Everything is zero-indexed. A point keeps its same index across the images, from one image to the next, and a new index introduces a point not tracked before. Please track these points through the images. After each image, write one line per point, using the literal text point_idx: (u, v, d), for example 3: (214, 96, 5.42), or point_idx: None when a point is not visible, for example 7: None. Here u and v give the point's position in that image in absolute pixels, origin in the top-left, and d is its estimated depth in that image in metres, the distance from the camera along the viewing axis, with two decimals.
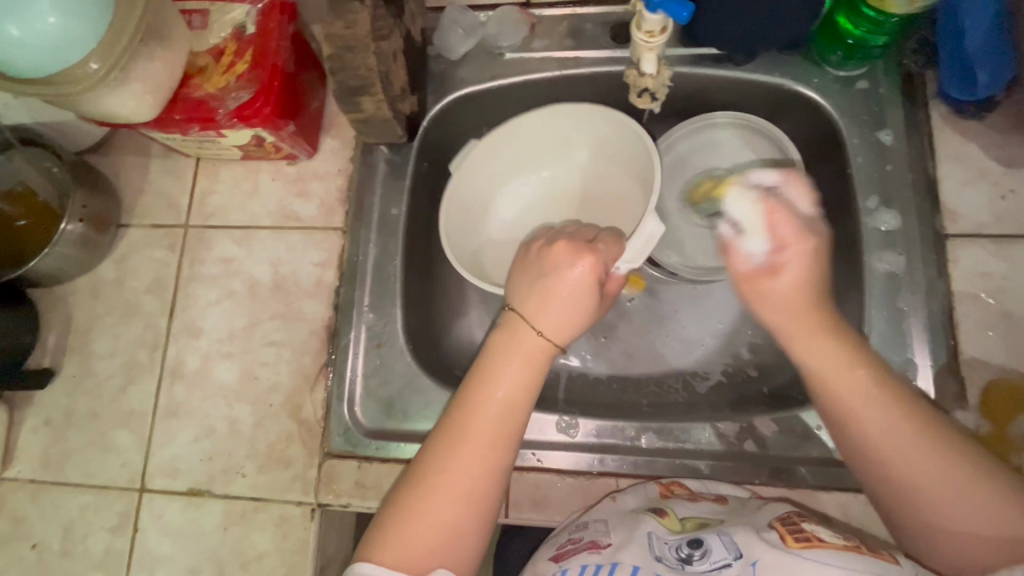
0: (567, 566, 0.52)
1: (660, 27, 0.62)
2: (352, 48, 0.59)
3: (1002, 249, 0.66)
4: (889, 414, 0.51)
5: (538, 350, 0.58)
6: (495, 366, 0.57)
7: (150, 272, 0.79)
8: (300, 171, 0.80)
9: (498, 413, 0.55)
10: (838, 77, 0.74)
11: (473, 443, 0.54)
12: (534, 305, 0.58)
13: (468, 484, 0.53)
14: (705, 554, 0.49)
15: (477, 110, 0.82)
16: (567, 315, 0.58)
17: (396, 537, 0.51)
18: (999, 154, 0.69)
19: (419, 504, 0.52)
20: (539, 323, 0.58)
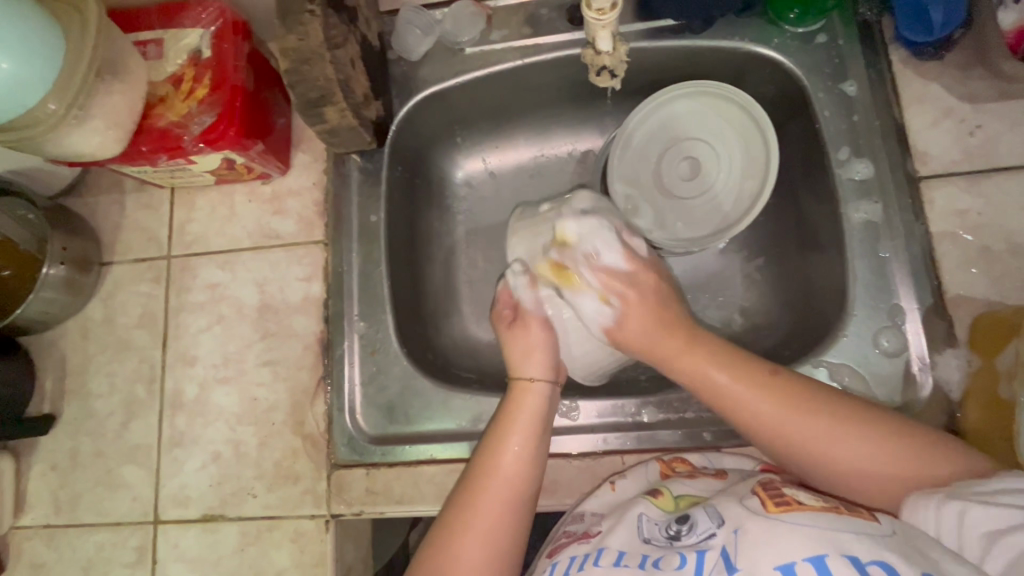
0: (557, 559, 0.53)
1: (609, 4, 0.62)
2: (308, 60, 0.59)
3: (976, 185, 0.67)
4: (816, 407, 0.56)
5: (541, 400, 0.65)
6: (508, 423, 0.62)
7: (139, 307, 0.79)
8: (275, 189, 0.80)
9: (514, 465, 0.60)
10: (797, 34, 0.74)
11: (493, 485, 0.59)
12: (521, 368, 0.67)
13: (489, 524, 0.57)
14: (691, 527, 0.49)
15: (444, 107, 0.84)
16: (524, 352, 0.68)
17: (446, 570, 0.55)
18: (962, 91, 0.69)
19: (451, 551, 0.56)
20: (527, 372, 0.66)
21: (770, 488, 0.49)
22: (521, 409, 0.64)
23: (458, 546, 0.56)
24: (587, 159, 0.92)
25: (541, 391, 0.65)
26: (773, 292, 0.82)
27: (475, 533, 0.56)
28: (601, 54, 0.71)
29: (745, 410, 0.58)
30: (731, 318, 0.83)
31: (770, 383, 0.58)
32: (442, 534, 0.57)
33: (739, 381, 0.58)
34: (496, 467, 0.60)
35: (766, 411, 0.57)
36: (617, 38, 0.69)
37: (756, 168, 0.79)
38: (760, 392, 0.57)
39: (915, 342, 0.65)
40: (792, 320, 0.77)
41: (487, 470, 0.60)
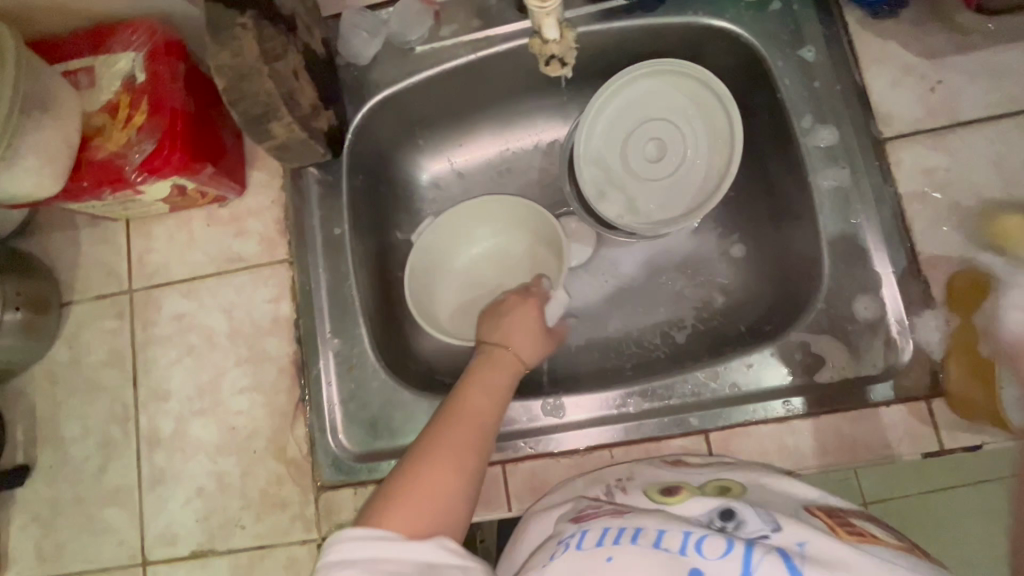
0: (588, 527, 0.50)
1: None
2: (246, 75, 0.57)
3: (941, 142, 0.66)
4: None
5: (514, 365, 0.68)
6: (484, 373, 0.65)
7: (105, 345, 0.76)
8: (233, 211, 0.77)
9: (485, 405, 0.62)
10: (750, 3, 0.73)
11: (463, 417, 0.59)
12: (507, 337, 0.70)
13: (457, 451, 0.56)
14: (739, 523, 0.47)
15: (401, 110, 0.82)
16: (521, 329, 0.72)
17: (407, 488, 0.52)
18: (922, 47, 0.67)
19: (419, 466, 0.54)
20: (511, 340, 0.70)
21: (836, 518, 0.48)
22: (497, 367, 0.66)
23: (424, 464, 0.54)
24: (553, 150, 0.91)
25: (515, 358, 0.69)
26: (752, 266, 0.81)
27: (445, 456, 0.55)
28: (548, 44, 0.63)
29: None
30: (711, 297, 0.83)
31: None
32: (415, 458, 0.55)
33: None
34: (468, 408, 0.61)
35: None
36: (564, 23, 0.61)
37: (722, 144, 0.79)
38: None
39: (892, 304, 0.65)
40: (774, 292, 0.77)
41: (457, 407, 0.61)
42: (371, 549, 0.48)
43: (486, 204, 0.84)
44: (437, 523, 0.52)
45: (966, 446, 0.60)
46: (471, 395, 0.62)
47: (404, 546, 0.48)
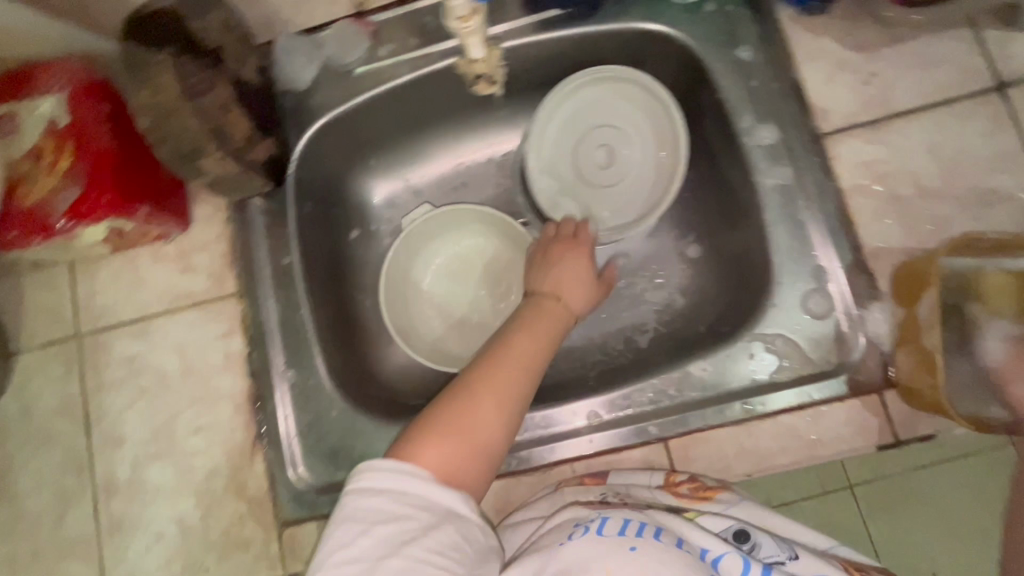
0: (608, 515, 0.52)
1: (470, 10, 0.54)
2: (170, 114, 0.58)
3: (878, 134, 0.66)
4: None
5: (563, 313, 0.68)
6: (530, 322, 0.65)
7: (55, 393, 0.75)
8: (178, 247, 0.76)
9: (529, 355, 0.62)
10: (685, 6, 0.73)
11: (508, 365, 0.60)
12: (560, 286, 0.69)
13: (498, 398, 0.58)
14: (754, 547, 0.57)
15: (346, 133, 0.81)
16: (568, 277, 0.70)
17: (443, 430, 0.55)
18: (854, 41, 0.68)
19: (458, 410, 0.56)
20: (559, 291, 0.69)
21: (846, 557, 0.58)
22: (545, 317, 0.66)
23: (462, 408, 0.56)
24: (506, 162, 0.90)
25: (561, 308, 0.68)
26: (708, 267, 0.81)
27: (484, 401, 0.57)
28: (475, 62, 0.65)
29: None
30: (671, 299, 0.83)
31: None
32: (451, 401, 0.57)
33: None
34: (515, 355, 0.61)
35: None
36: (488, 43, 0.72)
37: (669, 145, 0.79)
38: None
39: (841, 300, 0.65)
40: (731, 292, 0.77)
41: (506, 352, 0.61)
42: (398, 481, 0.51)
43: (453, 212, 0.86)
44: (464, 467, 0.54)
45: (921, 436, 0.61)
46: (517, 343, 0.62)
47: (431, 486, 0.51)
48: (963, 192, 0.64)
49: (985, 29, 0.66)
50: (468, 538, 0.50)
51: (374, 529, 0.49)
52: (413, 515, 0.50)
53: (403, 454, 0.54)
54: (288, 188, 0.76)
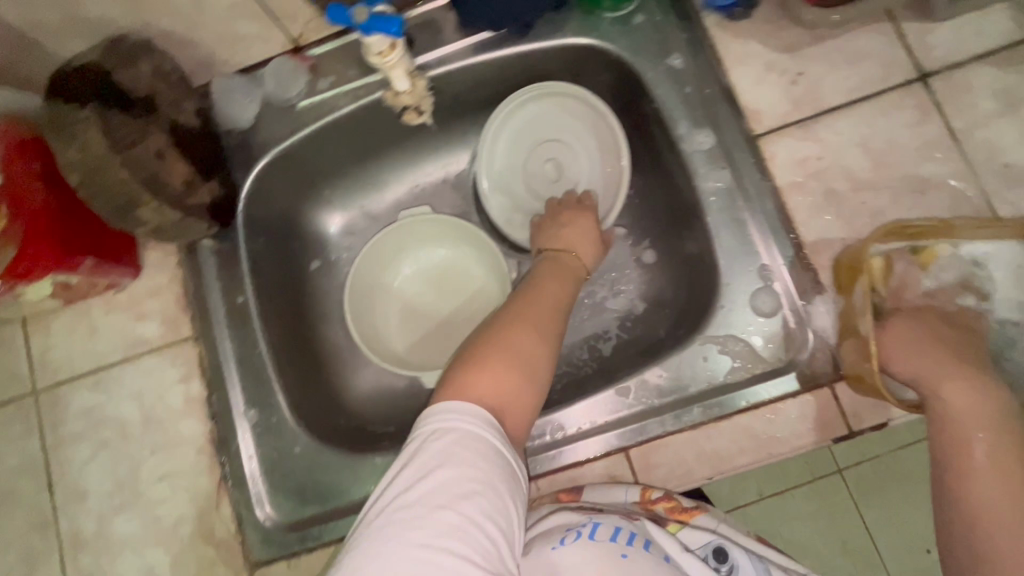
0: (599, 520, 0.52)
1: (388, 46, 0.64)
2: (99, 167, 0.59)
3: (810, 132, 0.67)
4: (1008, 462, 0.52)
5: (576, 268, 0.70)
6: (550, 273, 0.67)
7: (15, 453, 0.74)
8: (131, 294, 0.75)
9: (557, 297, 0.63)
10: (615, 19, 0.74)
11: (538, 304, 0.61)
12: (571, 242, 0.72)
13: (538, 331, 0.57)
14: (731, 567, 0.58)
15: (294, 167, 0.81)
16: (580, 232, 0.73)
17: (492, 360, 0.53)
18: (779, 42, 0.69)
19: (502, 343, 0.55)
20: (572, 246, 0.71)
21: None
22: (562, 267, 0.68)
23: (504, 340, 0.55)
24: (459, 181, 0.90)
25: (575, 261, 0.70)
26: (664, 272, 0.82)
27: (526, 333, 0.56)
28: (401, 94, 0.74)
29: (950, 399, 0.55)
30: (632, 305, 0.84)
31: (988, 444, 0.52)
32: (493, 336, 0.55)
33: (979, 404, 0.54)
34: (541, 301, 0.61)
35: (964, 413, 0.54)
36: (411, 73, 0.72)
37: (609, 151, 0.80)
38: (995, 456, 0.52)
39: (786, 297, 0.66)
40: (686, 294, 0.77)
41: (531, 298, 0.61)
42: (464, 420, 0.47)
43: (418, 227, 0.87)
44: (516, 400, 0.52)
45: (875, 424, 0.62)
46: (544, 288, 0.63)
47: (491, 424, 0.48)
48: (895, 182, 0.65)
49: (904, 22, 0.67)
50: (514, 502, 0.47)
51: (434, 473, 0.45)
52: (475, 465, 0.45)
53: (456, 391, 0.50)
54: (237, 227, 0.76)
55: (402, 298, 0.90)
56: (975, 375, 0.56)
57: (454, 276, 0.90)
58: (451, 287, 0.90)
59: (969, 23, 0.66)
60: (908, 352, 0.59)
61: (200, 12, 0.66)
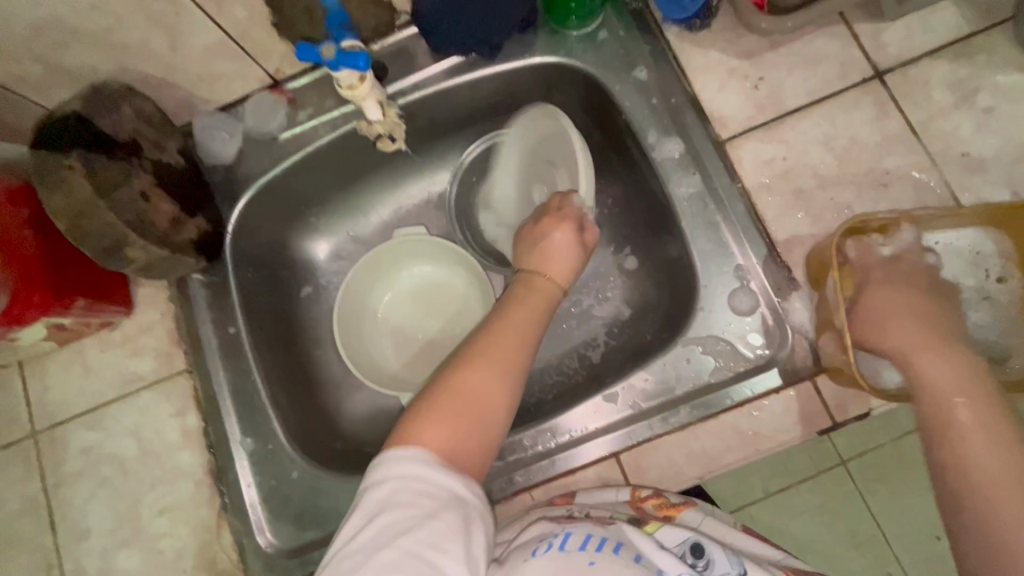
0: (572, 530, 0.52)
1: (357, 80, 0.66)
2: (84, 213, 0.61)
3: (774, 133, 0.69)
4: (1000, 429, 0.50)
5: (553, 289, 0.64)
6: (521, 300, 0.62)
7: (17, 495, 0.74)
8: (124, 331, 0.77)
9: (521, 330, 0.59)
10: (580, 36, 0.77)
11: (502, 341, 0.57)
12: (542, 263, 0.66)
13: (497, 371, 0.55)
14: (708, 564, 0.54)
15: (279, 197, 0.83)
16: (558, 258, 0.66)
17: (440, 408, 0.52)
18: (739, 49, 0.72)
19: (453, 388, 0.53)
20: (548, 269, 0.65)
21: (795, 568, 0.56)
22: (534, 292, 0.63)
23: (458, 384, 0.54)
24: (441, 201, 0.92)
25: (554, 285, 0.64)
26: (646, 278, 0.84)
27: (480, 375, 0.54)
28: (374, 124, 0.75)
29: (929, 364, 0.55)
30: (618, 313, 0.85)
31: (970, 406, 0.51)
32: (447, 378, 0.54)
33: (956, 368, 0.53)
34: (506, 334, 0.58)
35: (942, 379, 0.53)
36: (383, 104, 0.73)
37: None
38: (986, 420, 0.50)
39: (763, 295, 0.68)
40: (668, 298, 0.79)
41: (495, 331, 0.58)
42: (399, 467, 0.49)
43: (402, 246, 0.89)
44: (467, 450, 0.52)
45: (857, 414, 0.63)
46: (509, 321, 0.59)
47: (430, 469, 0.49)
48: (860, 177, 0.67)
49: (856, 23, 0.70)
50: (465, 530, 0.48)
51: (374, 519, 0.47)
52: (411, 507, 0.47)
53: (406, 440, 0.51)
54: (226, 260, 0.78)
55: (393, 317, 0.92)
56: (949, 341, 0.56)
57: (443, 294, 0.92)
58: (441, 304, 0.92)
59: (919, 20, 0.69)
60: (884, 324, 0.59)
61: (178, 55, 0.68)
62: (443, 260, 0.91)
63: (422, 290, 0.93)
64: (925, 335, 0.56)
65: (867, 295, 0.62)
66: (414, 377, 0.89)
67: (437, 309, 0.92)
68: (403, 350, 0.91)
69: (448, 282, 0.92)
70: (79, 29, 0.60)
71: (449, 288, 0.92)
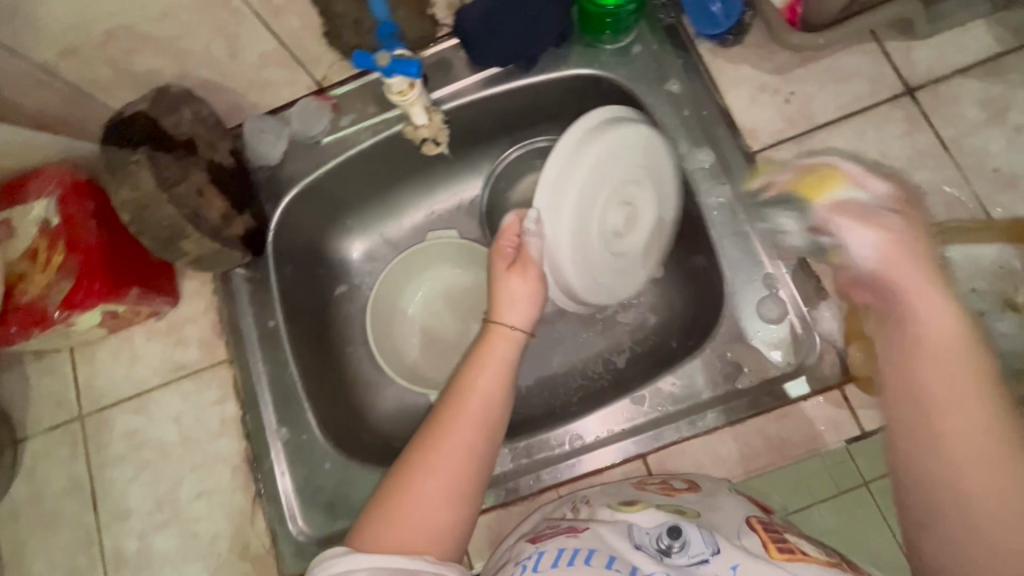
0: (545, 548, 0.52)
1: (407, 86, 0.70)
2: (148, 205, 0.66)
3: (805, 146, 0.71)
4: (982, 407, 0.41)
5: (513, 345, 0.66)
6: (479, 363, 0.63)
7: (62, 475, 0.78)
8: (170, 322, 0.81)
9: (481, 401, 0.60)
10: (615, 50, 0.79)
11: (460, 423, 0.57)
12: (498, 308, 0.69)
13: (457, 459, 0.55)
14: (684, 546, 0.50)
15: (321, 197, 0.86)
16: (511, 298, 0.69)
17: (399, 509, 0.52)
18: (770, 64, 0.74)
19: (411, 487, 0.53)
20: (506, 319, 0.68)
21: (770, 529, 0.52)
22: (494, 350, 0.65)
23: (416, 481, 0.53)
24: (473, 207, 0.95)
25: (514, 336, 0.67)
26: (672, 287, 0.85)
27: (438, 469, 0.54)
28: (419, 128, 0.80)
29: (919, 320, 0.44)
30: (645, 320, 0.86)
31: (983, 404, 0.41)
32: (404, 474, 0.54)
33: (952, 320, 0.43)
34: (460, 407, 0.59)
35: (940, 333, 0.43)
36: (428, 110, 0.78)
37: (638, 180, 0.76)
38: (967, 397, 0.41)
39: (792, 303, 0.69)
40: (694, 307, 0.81)
41: (453, 413, 0.58)
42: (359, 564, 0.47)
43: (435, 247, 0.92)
44: (430, 546, 0.51)
45: None
46: (469, 389, 0.60)
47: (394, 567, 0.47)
48: None
49: (887, 41, 0.71)
50: None
51: None
52: None
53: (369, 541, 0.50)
54: (270, 254, 0.81)
55: (422, 318, 0.95)
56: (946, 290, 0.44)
57: (473, 297, 0.94)
58: (470, 307, 0.94)
59: (950, 39, 0.70)
60: (899, 257, 0.46)
61: (234, 62, 0.72)
62: (476, 264, 0.94)
63: (454, 293, 0.95)
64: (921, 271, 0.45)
65: (900, 226, 0.49)
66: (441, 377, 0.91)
67: (468, 311, 0.94)
68: (432, 350, 0.93)
69: (480, 285, 0.94)
70: (150, 37, 0.64)
71: (481, 291, 0.94)
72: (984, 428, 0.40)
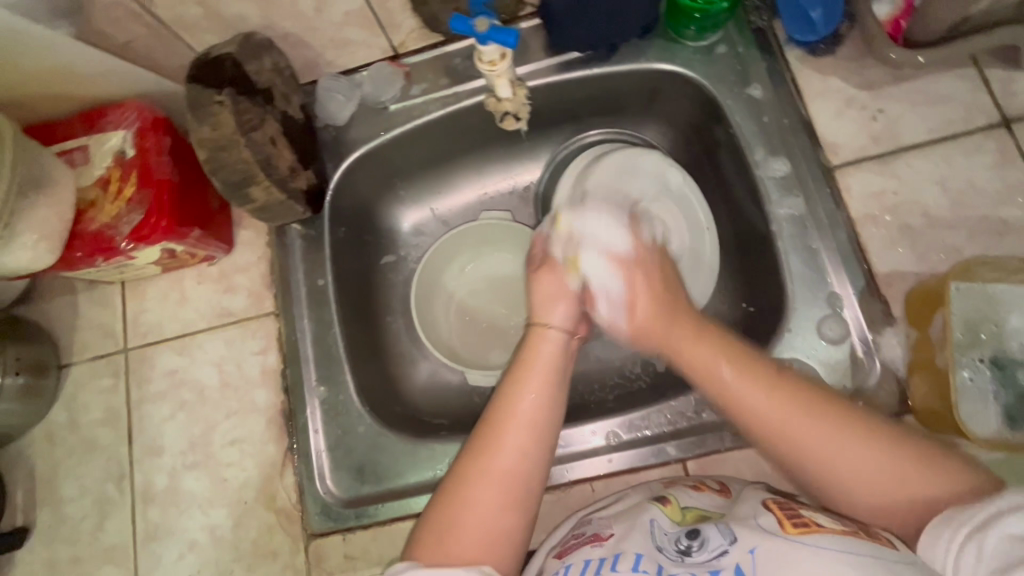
0: (570, 562, 0.52)
1: (498, 56, 0.70)
2: (224, 146, 0.66)
3: (887, 167, 0.69)
4: (788, 400, 0.54)
5: (560, 347, 0.63)
6: (523, 370, 0.60)
7: (101, 404, 0.79)
8: (222, 268, 0.81)
9: (529, 410, 0.57)
10: (699, 48, 0.77)
11: (509, 435, 0.55)
12: (539, 309, 0.66)
13: (505, 475, 0.54)
14: (703, 543, 0.49)
15: (380, 163, 0.86)
16: (552, 300, 0.66)
17: (451, 526, 0.52)
18: (860, 80, 0.72)
19: (460, 502, 0.53)
20: (549, 321, 0.64)
21: (784, 506, 0.50)
22: (540, 353, 0.62)
23: (467, 494, 0.53)
24: (528, 192, 0.94)
25: (557, 336, 0.63)
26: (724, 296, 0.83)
27: (485, 485, 0.53)
28: (502, 101, 0.80)
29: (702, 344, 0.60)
30: None
31: (780, 397, 0.54)
32: (453, 487, 0.54)
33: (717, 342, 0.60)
34: (507, 417, 0.57)
35: (709, 356, 0.59)
36: (513, 84, 0.77)
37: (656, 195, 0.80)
38: (768, 395, 0.54)
39: (856, 326, 0.67)
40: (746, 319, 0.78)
41: (496, 425, 0.56)
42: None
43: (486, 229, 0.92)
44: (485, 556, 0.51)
45: None
46: (516, 397, 0.58)
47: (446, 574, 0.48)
48: (973, 222, 0.66)
49: (988, 69, 0.69)
50: None
51: None
52: None
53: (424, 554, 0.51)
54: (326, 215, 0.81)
55: (464, 296, 0.94)
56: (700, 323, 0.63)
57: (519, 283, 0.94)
58: (514, 292, 0.94)
59: None
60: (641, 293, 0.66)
61: (319, 18, 0.72)
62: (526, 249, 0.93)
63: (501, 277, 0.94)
64: (663, 308, 0.65)
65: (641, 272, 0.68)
66: (476, 357, 0.91)
67: (512, 296, 0.94)
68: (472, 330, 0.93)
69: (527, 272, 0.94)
70: None
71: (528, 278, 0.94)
72: (807, 416, 0.52)
